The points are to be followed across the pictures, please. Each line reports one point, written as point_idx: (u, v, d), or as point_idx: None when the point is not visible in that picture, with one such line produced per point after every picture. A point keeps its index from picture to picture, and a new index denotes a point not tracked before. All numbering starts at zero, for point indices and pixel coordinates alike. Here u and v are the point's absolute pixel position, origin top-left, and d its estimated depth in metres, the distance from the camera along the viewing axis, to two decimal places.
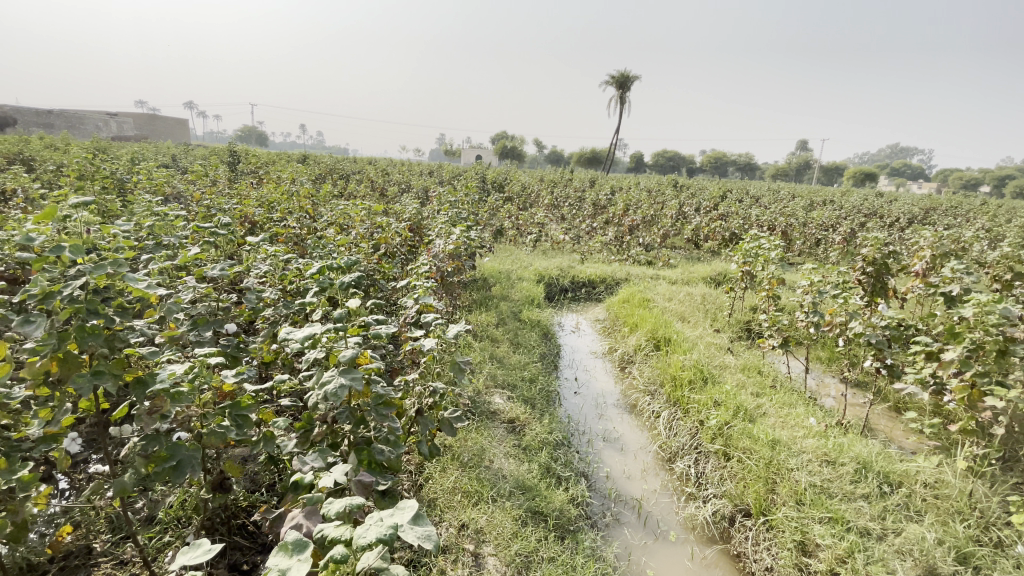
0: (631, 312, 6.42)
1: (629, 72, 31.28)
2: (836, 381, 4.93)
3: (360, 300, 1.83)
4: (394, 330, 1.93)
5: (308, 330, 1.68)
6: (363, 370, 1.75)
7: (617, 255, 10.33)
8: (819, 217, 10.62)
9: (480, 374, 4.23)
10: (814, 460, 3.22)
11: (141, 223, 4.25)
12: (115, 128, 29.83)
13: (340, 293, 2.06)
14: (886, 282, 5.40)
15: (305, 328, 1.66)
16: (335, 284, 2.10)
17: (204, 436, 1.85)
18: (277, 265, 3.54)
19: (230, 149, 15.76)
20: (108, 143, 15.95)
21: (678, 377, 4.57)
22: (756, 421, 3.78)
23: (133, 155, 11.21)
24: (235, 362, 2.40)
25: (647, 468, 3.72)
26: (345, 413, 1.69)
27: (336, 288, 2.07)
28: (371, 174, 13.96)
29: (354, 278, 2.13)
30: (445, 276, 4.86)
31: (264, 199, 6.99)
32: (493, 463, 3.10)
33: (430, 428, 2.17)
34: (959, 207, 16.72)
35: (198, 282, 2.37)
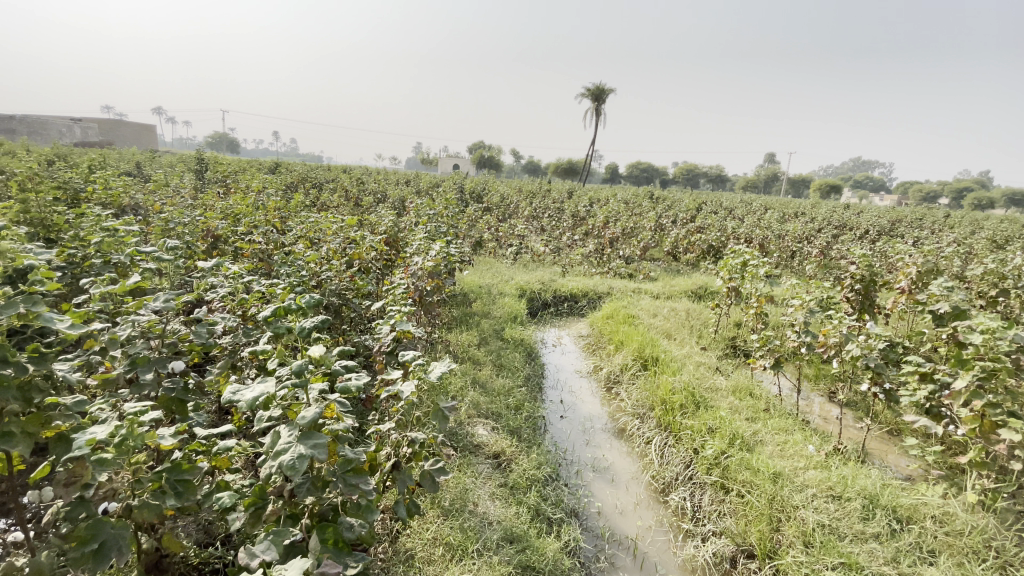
0: (616, 329, 6.22)
1: (603, 85, 31.64)
2: (826, 401, 4.82)
3: (326, 344, 1.52)
4: (367, 377, 1.64)
5: (258, 388, 1.38)
6: (328, 431, 1.46)
7: (597, 267, 10.18)
8: (795, 229, 10.70)
9: (461, 403, 3.95)
10: (819, 496, 3.05)
11: (86, 240, 3.85)
12: (76, 133, 28.59)
13: (304, 334, 1.73)
14: (873, 300, 5.34)
15: (254, 387, 1.36)
16: (299, 324, 1.77)
17: (135, 509, 1.51)
18: (238, 289, 3.20)
19: (196, 156, 15.10)
20: (65, 148, 15.12)
21: (668, 400, 4.36)
22: (754, 450, 3.60)
23: (89, 162, 10.57)
24: (181, 408, 2.07)
25: (641, 501, 3.48)
26: (306, 484, 1.39)
27: (300, 328, 1.75)
28: (344, 183, 13.53)
29: (321, 316, 1.82)
30: (423, 295, 4.56)
31: (228, 210, 6.57)
32: (478, 507, 2.83)
33: (407, 485, 1.88)
34: (922, 219, 17.25)
35: (140, 314, 2.03)
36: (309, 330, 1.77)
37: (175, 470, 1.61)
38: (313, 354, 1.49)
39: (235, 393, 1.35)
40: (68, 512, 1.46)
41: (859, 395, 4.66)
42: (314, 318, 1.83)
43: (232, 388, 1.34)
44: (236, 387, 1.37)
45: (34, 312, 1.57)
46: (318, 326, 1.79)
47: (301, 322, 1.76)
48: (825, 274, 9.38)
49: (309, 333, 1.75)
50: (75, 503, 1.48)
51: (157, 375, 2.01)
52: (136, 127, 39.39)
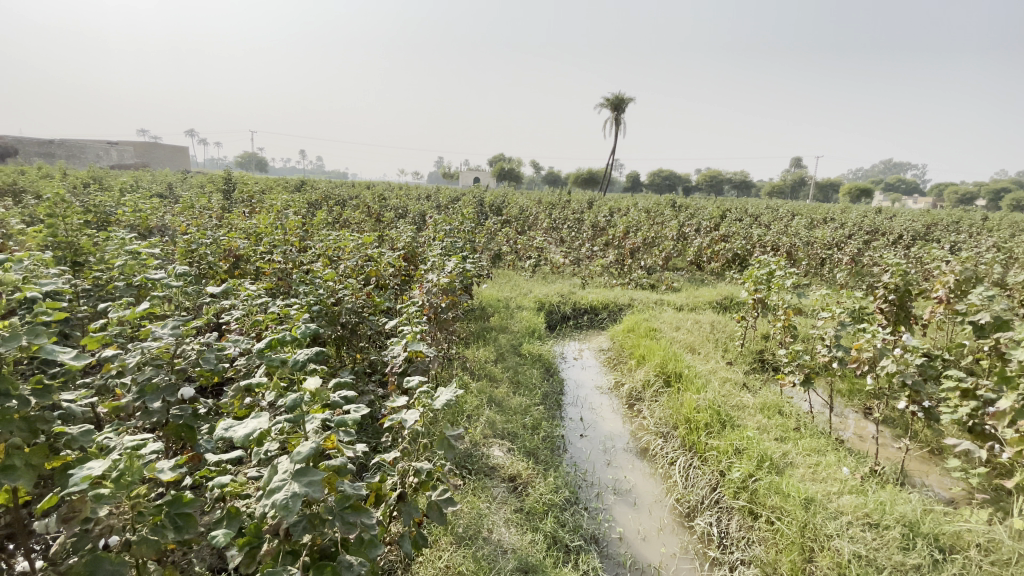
0: (637, 343, 6.08)
1: (623, 95, 31.72)
2: (861, 419, 4.58)
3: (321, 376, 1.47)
4: (367, 408, 1.58)
5: (251, 423, 1.33)
6: (327, 465, 1.41)
7: (618, 278, 10.03)
8: (823, 236, 10.35)
9: (477, 422, 3.88)
10: (854, 523, 2.85)
11: (111, 264, 3.94)
12: (115, 157, 29.96)
13: (298, 367, 1.69)
14: (909, 311, 5.08)
15: (247, 422, 1.32)
16: (293, 357, 1.73)
17: (134, 545, 1.47)
18: (251, 311, 3.21)
19: (224, 176, 15.56)
20: (104, 172, 15.81)
21: (692, 419, 4.21)
22: (783, 473, 3.42)
23: (123, 184, 10.99)
24: (191, 434, 2.08)
25: (665, 527, 3.33)
26: (301, 521, 1.33)
27: (294, 361, 1.70)
28: (365, 199, 13.72)
29: (314, 348, 1.77)
30: (439, 312, 4.52)
31: (251, 229, 6.70)
32: (492, 534, 2.75)
33: (413, 517, 1.81)
34: (960, 222, 16.54)
35: (149, 342, 2.02)
36: (303, 362, 1.72)
37: (175, 503, 1.56)
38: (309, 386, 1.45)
39: (228, 428, 1.30)
40: (73, 545, 1.45)
41: (897, 412, 4.42)
42: (308, 351, 1.79)
43: (226, 424, 1.30)
44: (229, 423, 1.32)
45: (37, 345, 1.58)
46: (313, 358, 1.75)
47: (295, 355, 1.72)
48: (857, 283, 9.03)
49: (304, 365, 1.70)
50: (79, 535, 1.47)
51: (166, 403, 2.01)
52: (170, 149, 41.03)
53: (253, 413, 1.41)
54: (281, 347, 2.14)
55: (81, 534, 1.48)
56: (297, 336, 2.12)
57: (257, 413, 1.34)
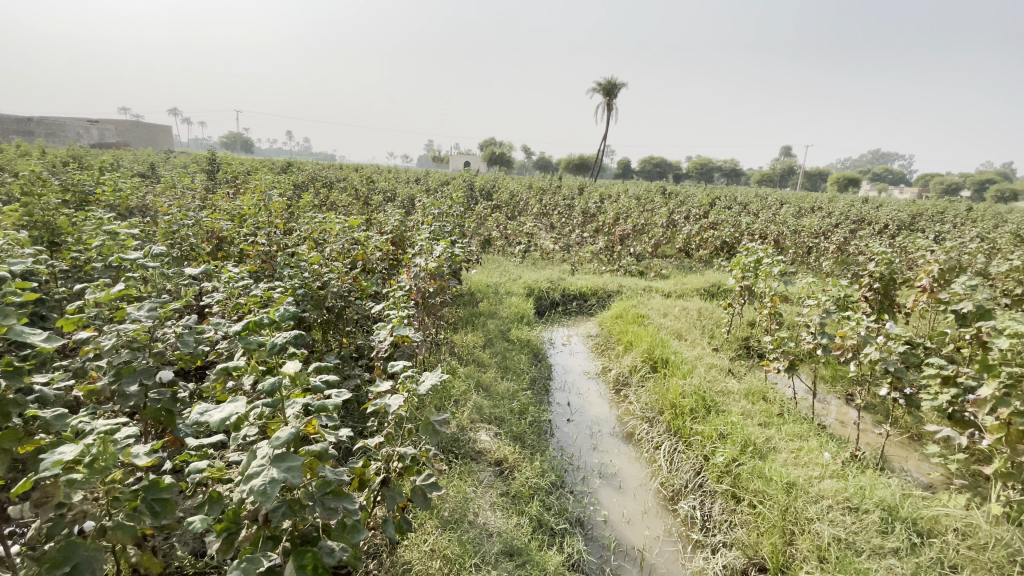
0: (625, 329, 6.10)
1: (615, 80, 31.57)
2: (843, 405, 4.66)
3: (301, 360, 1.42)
4: (348, 392, 1.54)
5: (227, 408, 1.28)
6: (307, 451, 1.37)
7: (607, 265, 10.02)
8: (811, 225, 10.42)
9: (464, 407, 3.87)
10: (835, 507, 2.91)
11: (88, 244, 3.84)
12: (96, 135, 29.19)
13: (276, 350, 1.64)
14: (894, 299, 5.13)
15: (223, 407, 1.26)
16: (271, 340, 1.68)
17: (110, 531, 1.45)
18: (233, 294, 3.15)
19: (208, 156, 15.21)
20: (83, 150, 15.37)
21: (678, 404, 4.24)
22: (766, 457, 3.47)
23: (102, 164, 10.69)
24: (170, 418, 2.05)
25: (649, 510, 3.37)
26: (280, 507, 1.30)
27: (272, 344, 1.65)
28: (353, 182, 13.51)
29: (293, 331, 1.72)
30: (426, 297, 4.47)
31: (235, 211, 6.56)
32: (478, 518, 2.75)
33: (397, 502, 1.80)
34: (944, 212, 16.76)
35: (125, 324, 1.97)
36: (282, 345, 1.67)
37: (152, 488, 1.53)
38: (288, 370, 1.40)
39: (203, 412, 1.25)
40: (48, 530, 1.40)
41: (878, 398, 4.50)
42: (286, 334, 1.74)
43: (201, 409, 1.25)
44: (204, 407, 1.27)
45: (6, 326, 1.53)
46: (291, 341, 1.70)
47: (274, 338, 1.67)
48: (842, 271, 9.13)
49: (282, 349, 1.65)
50: (56, 519, 1.42)
51: (144, 386, 1.97)
52: (153, 128, 40.01)
53: (229, 396, 1.35)
54: (261, 332, 2.10)
55: (57, 517, 1.43)
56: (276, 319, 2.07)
57: (233, 398, 1.29)
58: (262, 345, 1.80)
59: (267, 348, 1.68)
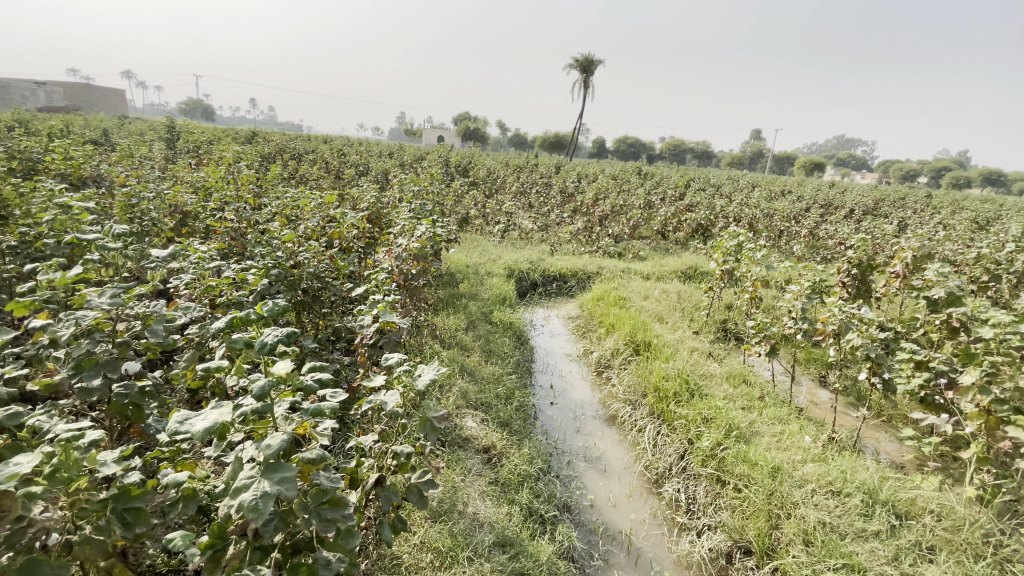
0: (606, 311, 6.08)
1: (592, 57, 31.16)
2: (818, 388, 4.77)
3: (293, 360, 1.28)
4: (344, 393, 1.40)
5: (211, 415, 1.13)
6: (301, 458, 1.25)
7: (586, 246, 9.98)
8: (784, 209, 10.60)
9: (449, 393, 3.78)
10: (819, 492, 2.97)
11: (38, 218, 3.52)
12: (43, 97, 27.25)
13: (265, 350, 1.49)
14: (870, 285, 5.24)
15: (206, 414, 1.12)
16: (260, 338, 1.53)
17: (76, 546, 1.32)
18: (203, 276, 2.93)
19: (167, 123, 14.33)
20: (28, 113, 14.28)
21: (661, 388, 4.26)
22: (750, 441, 3.51)
23: (49, 128, 9.90)
24: (137, 414, 1.89)
25: (634, 493, 3.38)
26: (273, 520, 1.18)
27: (260, 343, 1.50)
28: (324, 155, 12.99)
29: (284, 328, 1.57)
30: (408, 279, 4.31)
31: (199, 183, 6.17)
32: (468, 507, 2.69)
33: (391, 502, 1.70)
34: (905, 199, 17.38)
35: (84, 313, 1.77)
36: (272, 343, 1.52)
37: (122, 497, 1.40)
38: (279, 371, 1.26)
39: (184, 421, 1.11)
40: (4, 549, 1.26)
41: (851, 381, 4.62)
42: (277, 331, 1.59)
43: (181, 418, 1.10)
44: (185, 415, 1.12)
45: None
46: (282, 339, 1.55)
47: (262, 336, 1.53)
48: (812, 255, 9.36)
49: (272, 348, 1.51)
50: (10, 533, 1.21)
51: (108, 379, 1.80)
52: (105, 92, 37.57)
53: (211, 402, 1.20)
54: (239, 326, 1.94)
55: (15, 529, 1.21)
56: (259, 313, 1.91)
57: (218, 405, 1.15)
58: (247, 342, 1.65)
59: (255, 346, 1.53)
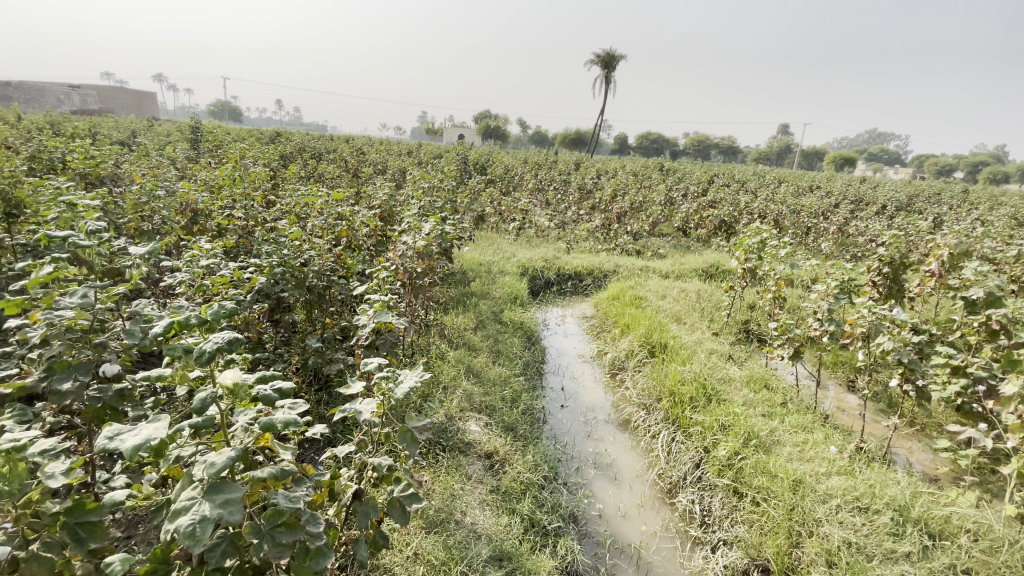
0: (621, 311, 5.89)
1: (613, 53, 30.75)
2: (846, 393, 4.50)
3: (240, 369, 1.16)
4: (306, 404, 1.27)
5: (146, 431, 1.04)
6: (252, 477, 1.14)
7: (604, 243, 9.76)
8: (811, 205, 10.18)
9: (453, 395, 3.67)
10: (844, 507, 2.76)
11: (45, 216, 3.52)
12: (79, 101, 28.25)
13: (202, 360, 1.21)
14: (903, 284, 4.91)
15: (139, 429, 1.03)
16: (198, 347, 1.25)
17: (23, 562, 1.21)
18: (197, 275, 2.86)
19: (193, 124, 14.59)
20: (61, 116, 14.73)
21: (677, 392, 4.06)
22: (770, 451, 3.30)
23: (76, 130, 10.14)
24: (115, 417, 1.83)
25: (645, 503, 3.21)
26: (220, 544, 1.10)
27: (197, 352, 1.23)
28: (343, 153, 13.05)
29: (227, 334, 1.30)
30: (414, 277, 4.20)
31: (213, 182, 6.19)
32: (465, 517, 2.57)
33: (370, 518, 1.60)
34: (942, 194, 16.61)
35: (57, 313, 1.70)
36: (211, 352, 1.24)
37: (76, 510, 1.31)
38: (225, 382, 1.16)
39: (115, 437, 1.02)
40: None
41: (882, 387, 4.35)
42: (220, 336, 1.32)
43: (111, 433, 1.02)
44: (117, 430, 1.04)
45: None
46: (224, 347, 1.27)
47: (200, 343, 1.26)
48: (841, 253, 8.96)
49: (211, 357, 1.23)
50: None
51: (81, 382, 1.73)
52: (137, 95, 38.80)
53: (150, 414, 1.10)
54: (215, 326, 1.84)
55: None
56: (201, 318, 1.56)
57: (154, 419, 1.06)
58: (189, 348, 1.35)
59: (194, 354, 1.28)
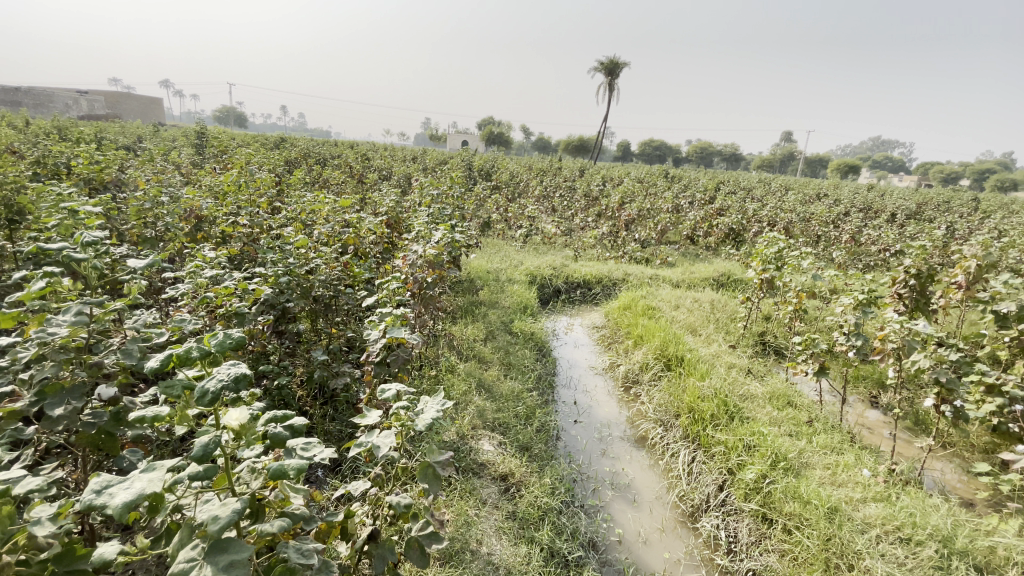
0: (633, 321, 5.74)
1: (617, 60, 30.76)
2: (871, 410, 4.33)
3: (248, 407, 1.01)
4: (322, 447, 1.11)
5: (139, 483, 0.90)
6: (260, 532, 0.98)
7: (611, 251, 9.62)
8: (822, 213, 10.03)
9: (465, 412, 3.52)
10: (884, 539, 2.60)
11: (44, 223, 3.40)
12: (86, 105, 28.36)
13: (205, 402, 1.07)
14: (929, 297, 4.74)
15: (130, 482, 0.89)
16: (200, 385, 1.11)
17: None
18: (201, 286, 2.73)
19: (198, 129, 14.55)
20: (68, 121, 14.70)
21: (696, 409, 3.90)
22: (801, 475, 3.14)
23: (79, 134, 10.06)
24: (111, 443, 1.68)
25: (667, 527, 3.04)
26: None
27: (198, 393, 1.08)
28: (348, 159, 12.97)
29: (234, 370, 1.15)
30: (423, 287, 4.06)
31: (218, 188, 6.08)
32: (482, 547, 2.42)
33: (387, 562, 1.44)
34: (952, 202, 16.39)
35: (49, 332, 1.54)
36: (214, 392, 1.10)
37: (65, 558, 1.17)
38: (230, 424, 1.00)
39: (102, 491, 0.88)
40: None
41: (909, 405, 4.18)
42: (225, 372, 1.17)
43: (98, 487, 0.87)
44: (104, 482, 0.89)
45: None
46: (230, 385, 1.12)
47: (202, 381, 1.11)
48: (853, 262, 8.79)
49: (215, 398, 1.08)
50: None
51: (74, 407, 1.57)
52: (144, 100, 39.01)
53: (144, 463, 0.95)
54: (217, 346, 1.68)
55: None
56: (203, 351, 1.35)
57: (149, 470, 0.92)
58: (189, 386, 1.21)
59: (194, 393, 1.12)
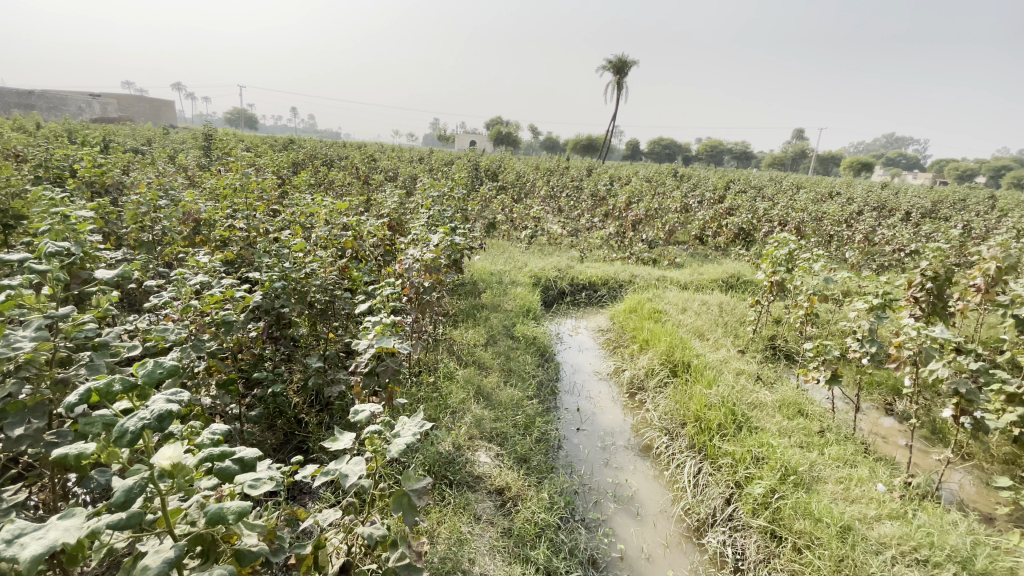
0: (639, 325, 5.59)
1: (625, 59, 30.50)
2: (886, 419, 4.16)
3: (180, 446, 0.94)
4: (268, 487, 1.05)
5: (54, 532, 0.82)
6: None
7: (618, 252, 9.46)
8: (834, 212, 9.79)
9: (462, 421, 3.42)
10: (900, 560, 2.47)
11: (35, 228, 3.35)
12: (99, 109, 28.69)
13: (123, 444, 0.99)
14: (947, 301, 4.55)
15: (46, 531, 0.81)
16: (119, 425, 1.02)
17: None
18: (186, 294, 2.65)
19: (205, 132, 14.59)
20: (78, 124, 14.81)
21: (703, 418, 3.76)
22: (812, 490, 3.00)
23: (87, 137, 10.09)
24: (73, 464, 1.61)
25: (671, 543, 2.91)
26: None
27: (116, 433, 1.00)
28: (354, 160, 12.91)
29: (159, 407, 1.07)
30: (421, 292, 3.95)
31: (219, 190, 6.02)
32: (474, 567, 2.32)
33: None
34: (968, 200, 15.99)
35: (13, 347, 1.44)
36: (135, 432, 1.01)
37: None
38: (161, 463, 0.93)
39: (12, 541, 0.79)
40: None
41: (926, 414, 4.00)
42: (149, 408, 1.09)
43: (8, 537, 0.79)
44: (17, 530, 0.81)
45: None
46: (153, 425, 1.04)
47: (123, 420, 1.04)
48: (867, 263, 8.55)
49: (134, 439, 1.00)
50: None
51: (35, 427, 1.51)
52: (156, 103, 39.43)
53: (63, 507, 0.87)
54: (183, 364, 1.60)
55: None
56: (129, 382, 1.18)
57: (67, 516, 0.84)
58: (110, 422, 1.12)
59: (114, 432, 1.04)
